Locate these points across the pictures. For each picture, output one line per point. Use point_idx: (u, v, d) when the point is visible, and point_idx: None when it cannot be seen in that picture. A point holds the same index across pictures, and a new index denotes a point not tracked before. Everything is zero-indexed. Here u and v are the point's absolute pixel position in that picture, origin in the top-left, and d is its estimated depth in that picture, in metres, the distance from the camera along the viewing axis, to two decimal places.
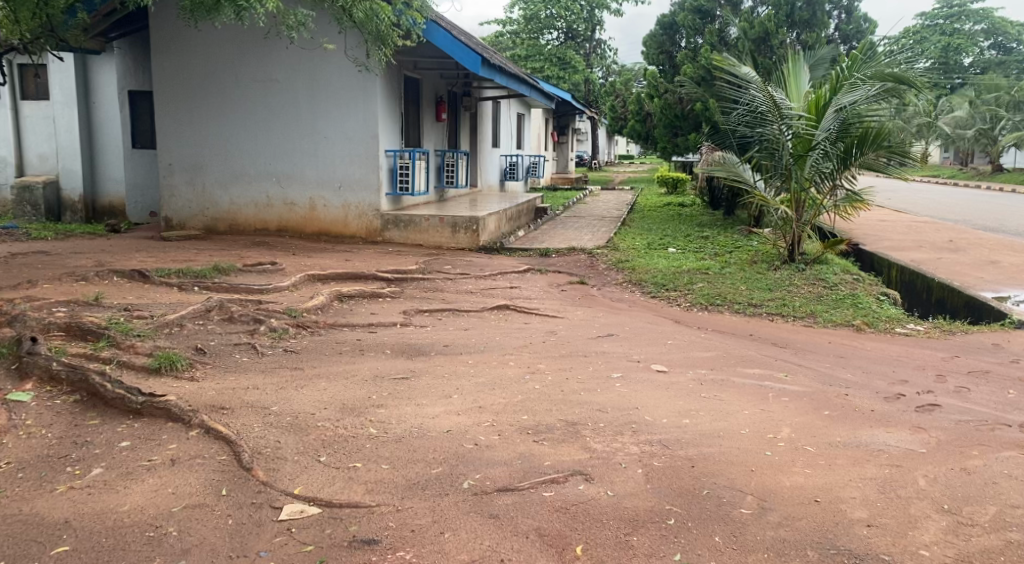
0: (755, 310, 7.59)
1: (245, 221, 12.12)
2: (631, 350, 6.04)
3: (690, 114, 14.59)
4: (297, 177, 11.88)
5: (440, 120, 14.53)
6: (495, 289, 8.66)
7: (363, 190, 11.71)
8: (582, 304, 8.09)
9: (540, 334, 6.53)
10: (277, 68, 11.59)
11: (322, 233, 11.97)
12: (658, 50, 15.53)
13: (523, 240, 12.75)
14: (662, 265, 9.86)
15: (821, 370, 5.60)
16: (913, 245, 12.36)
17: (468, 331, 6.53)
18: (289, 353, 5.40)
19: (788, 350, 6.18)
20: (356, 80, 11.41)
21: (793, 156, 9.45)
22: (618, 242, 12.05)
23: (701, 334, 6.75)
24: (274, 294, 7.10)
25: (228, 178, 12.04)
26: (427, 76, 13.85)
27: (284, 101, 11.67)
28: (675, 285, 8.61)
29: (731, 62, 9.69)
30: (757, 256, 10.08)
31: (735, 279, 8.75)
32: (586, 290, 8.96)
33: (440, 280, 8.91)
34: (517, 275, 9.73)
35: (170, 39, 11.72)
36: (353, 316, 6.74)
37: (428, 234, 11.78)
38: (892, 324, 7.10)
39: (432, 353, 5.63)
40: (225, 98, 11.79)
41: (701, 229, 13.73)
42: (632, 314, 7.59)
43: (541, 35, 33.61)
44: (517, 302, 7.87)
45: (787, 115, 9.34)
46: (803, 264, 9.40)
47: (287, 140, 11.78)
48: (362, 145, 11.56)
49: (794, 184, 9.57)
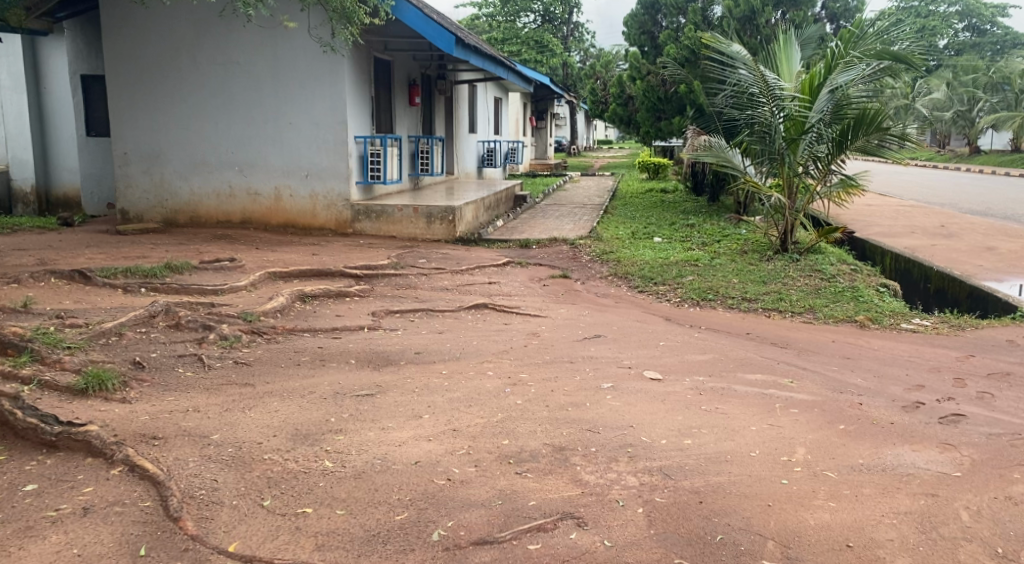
0: (751, 305, 7.11)
1: (207, 213, 11.44)
2: (621, 354, 5.52)
3: (674, 97, 14.07)
4: (262, 166, 11.22)
5: (414, 104, 13.91)
6: (472, 285, 8.10)
7: (332, 178, 11.09)
8: (565, 300, 7.57)
9: (521, 338, 5.99)
10: (238, 50, 10.91)
11: (289, 224, 11.34)
12: (639, 30, 14.94)
13: (502, 231, 12.18)
14: (649, 256, 9.35)
15: (829, 375, 5.11)
16: (905, 231, 11.95)
17: (442, 335, 5.98)
18: (240, 365, 4.81)
19: (791, 352, 5.69)
20: (321, 62, 10.75)
21: (785, 139, 8.97)
22: (601, 232, 11.53)
23: (695, 335, 6.25)
24: (230, 296, 6.49)
25: (188, 168, 11.35)
26: (398, 58, 13.23)
27: (246, 85, 11.00)
28: (664, 278, 8.11)
29: (720, 40, 9.15)
30: (747, 246, 9.58)
31: (726, 271, 8.25)
32: (569, 284, 8.43)
33: (415, 276, 8.33)
34: (495, 269, 9.18)
35: (121, 19, 10.98)
36: (317, 319, 6.15)
37: (401, 225, 11.19)
38: (897, 319, 6.64)
39: (403, 362, 5.08)
40: (182, 82, 11.09)
41: (685, 217, 13.25)
42: (620, 311, 7.07)
43: (518, 17, 32.99)
44: (496, 300, 7.33)
45: (779, 96, 8.83)
46: (797, 254, 8.88)
47: (250, 126, 11.12)
48: (330, 131, 10.94)
49: (786, 169, 9.08)
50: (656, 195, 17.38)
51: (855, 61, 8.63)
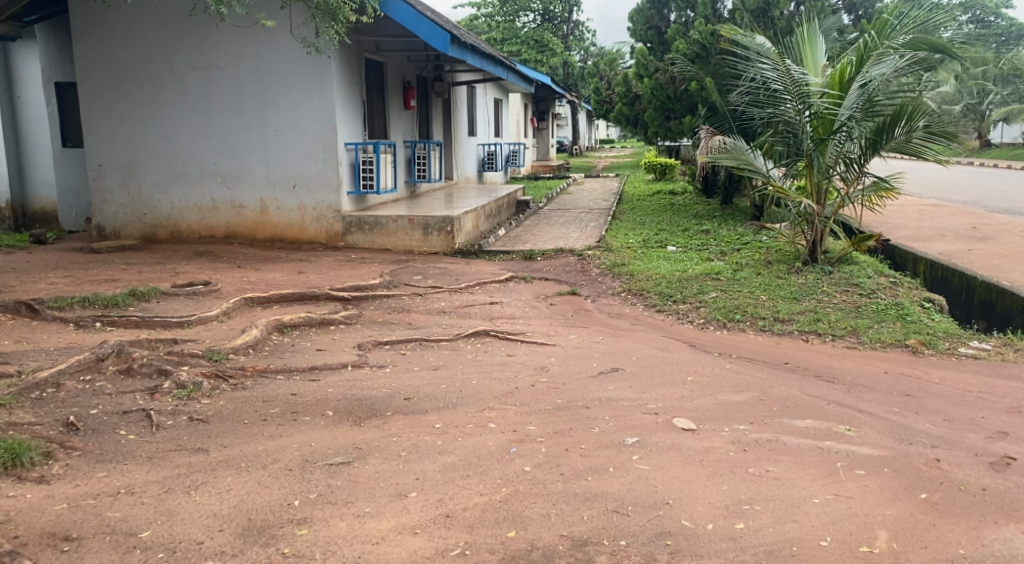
0: (784, 328, 6.36)
1: (188, 227, 10.70)
2: (644, 396, 4.76)
3: (684, 95, 13.29)
4: (245, 177, 10.48)
5: (409, 107, 13.15)
6: (472, 306, 7.35)
7: (321, 189, 10.35)
8: (576, 323, 6.84)
9: (528, 374, 5.23)
10: (218, 52, 10.18)
11: (276, 239, 10.60)
12: (645, 26, 14.17)
13: (505, 241, 11.43)
14: (664, 269, 8.57)
15: (891, 420, 4.36)
16: (934, 234, 11.18)
17: (437, 371, 5.22)
18: (195, 423, 4.02)
19: (839, 390, 4.93)
20: (306, 64, 10.03)
21: (812, 139, 8.17)
22: (610, 240, 10.77)
23: (725, 366, 5.48)
24: (197, 329, 5.73)
25: (167, 180, 10.62)
26: (390, 59, 12.46)
27: (228, 91, 10.27)
28: (684, 295, 7.34)
29: (739, 31, 8.34)
30: (771, 256, 8.78)
31: (752, 286, 7.49)
32: (579, 303, 7.67)
33: (409, 297, 7.58)
34: (497, 286, 8.43)
35: (93, 21, 10.27)
36: (296, 355, 5.41)
37: (396, 237, 10.44)
38: (954, 343, 5.88)
39: (389, 412, 4.31)
40: (159, 88, 10.36)
41: (698, 222, 12.49)
42: (637, 337, 6.32)
43: (517, 17, 32.25)
44: (499, 326, 6.59)
45: (807, 93, 8.00)
46: (829, 266, 8.09)
47: (232, 134, 10.39)
48: (318, 138, 10.20)
49: (814, 174, 8.28)
50: (664, 198, 16.62)
51: (889, 51, 7.88)
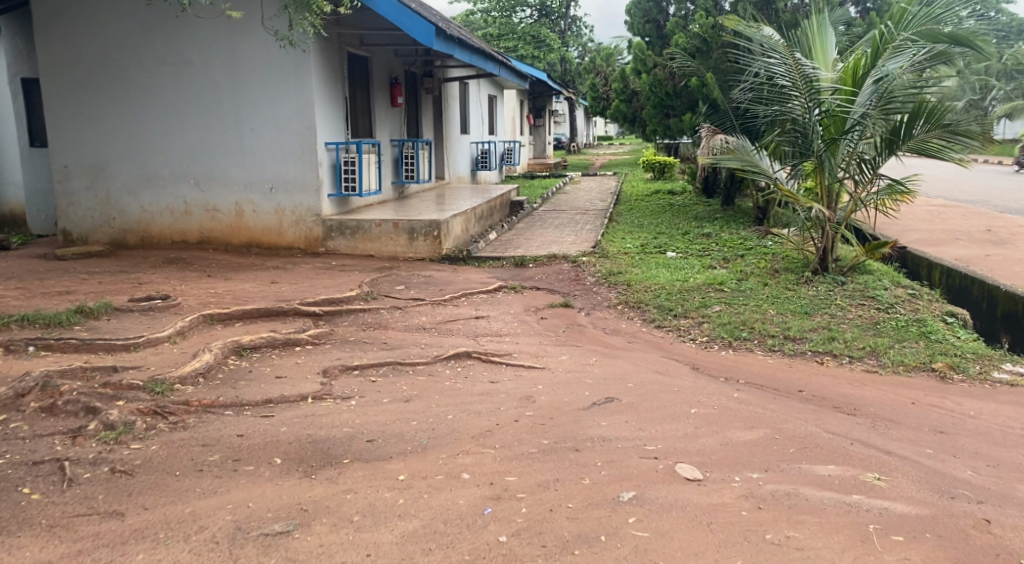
0: (795, 348, 5.78)
1: (159, 232, 10.10)
2: (642, 434, 4.18)
3: (684, 91, 12.70)
4: (220, 178, 9.89)
5: (396, 105, 12.55)
6: (455, 322, 6.76)
7: (300, 191, 9.76)
8: (568, 341, 6.27)
9: (511, 405, 4.65)
10: (189, 46, 9.58)
11: (253, 244, 10.01)
12: (643, 19, 13.60)
13: (496, 245, 10.84)
14: (664, 277, 7.99)
15: (927, 466, 3.80)
16: (949, 237, 10.60)
17: (409, 403, 4.64)
18: (117, 477, 3.42)
19: (862, 426, 4.36)
20: (284, 58, 9.45)
21: (823, 139, 7.59)
22: (607, 246, 10.18)
23: (732, 395, 4.91)
24: (145, 353, 5.16)
25: (137, 182, 10.01)
26: (376, 54, 11.85)
27: (200, 87, 9.67)
28: (685, 309, 6.76)
29: (744, 21, 7.77)
30: (778, 263, 8.20)
31: (758, 298, 6.91)
32: (572, 317, 7.08)
33: (387, 311, 6.99)
34: (485, 297, 7.85)
35: (56, 14, 9.66)
36: (251, 384, 4.84)
37: (380, 242, 9.85)
38: (985, 367, 5.31)
39: (346, 459, 3.73)
40: (127, 84, 9.76)
41: (699, 225, 11.91)
42: (635, 359, 5.74)
43: (514, 12, 31.65)
44: (484, 345, 6.02)
45: (817, 90, 7.47)
46: (841, 276, 7.50)
47: (205, 132, 9.79)
48: (296, 138, 9.61)
49: (825, 176, 7.69)
50: (663, 198, 16.05)
51: (908, 43, 7.32)
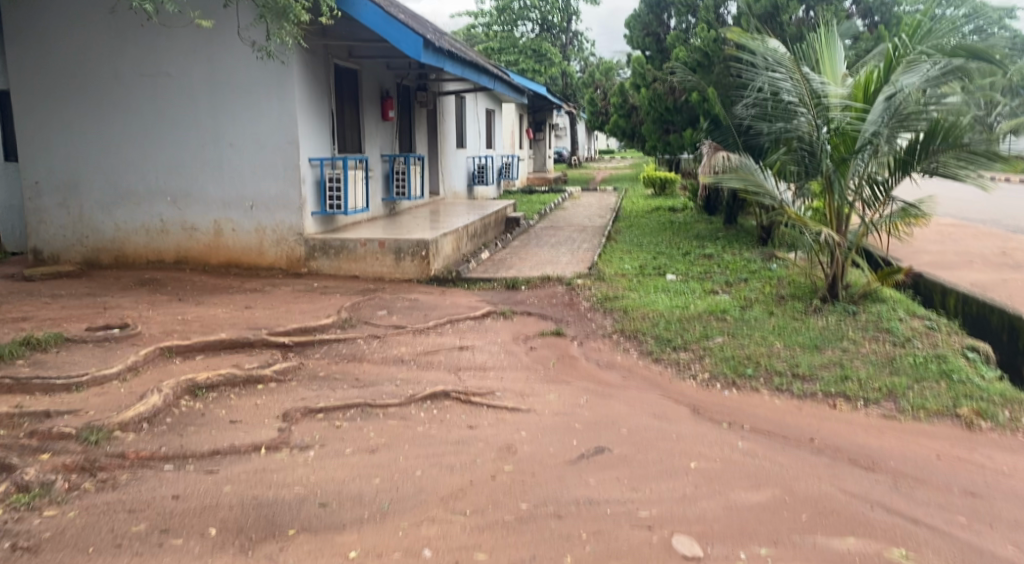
0: (804, 389, 5.27)
1: (134, 251, 9.66)
2: (634, 496, 3.68)
3: (684, 106, 12.27)
4: (197, 196, 9.44)
5: (387, 119, 12.10)
6: (437, 353, 6.27)
7: (282, 209, 9.30)
8: (558, 377, 5.77)
9: (489, 457, 4.15)
10: (166, 57, 9.17)
11: (232, 264, 9.54)
12: (643, 32, 13.18)
13: (488, 266, 10.36)
14: (663, 303, 7.50)
15: (960, 542, 3.31)
16: (964, 260, 10.09)
17: (374, 454, 4.15)
18: (17, 556, 2.95)
19: (883, 485, 3.86)
20: (264, 70, 9.02)
21: (832, 159, 7.11)
22: (604, 267, 9.70)
23: (735, 444, 4.41)
24: (88, 393, 4.69)
25: (112, 199, 9.59)
26: (367, 66, 11.46)
27: (177, 100, 9.24)
28: (685, 341, 6.28)
29: (748, 33, 7.32)
30: (784, 290, 7.71)
31: (763, 329, 6.41)
32: (563, 347, 6.59)
33: (365, 340, 6.50)
34: (472, 324, 7.36)
35: (30, 25, 9.35)
36: (201, 431, 4.36)
37: (365, 262, 9.37)
38: (1017, 414, 4.80)
39: (291, 530, 3.26)
40: (101, 96, 9.37)
41: (701, 245, 11.43)
42: (629, 398, 5.25)
43: (515, 26, 31.35)
44: (465, 381, 5.53)
45: (826, 106, 7.04)
46: (852, 304, 7.01)
47: (182, 148, 9.35)
48: (277, 153, 9.16)
49: (834, 198, 7.21)
50: (663, 215, 15.58)
51: (920, 58, 6.79)
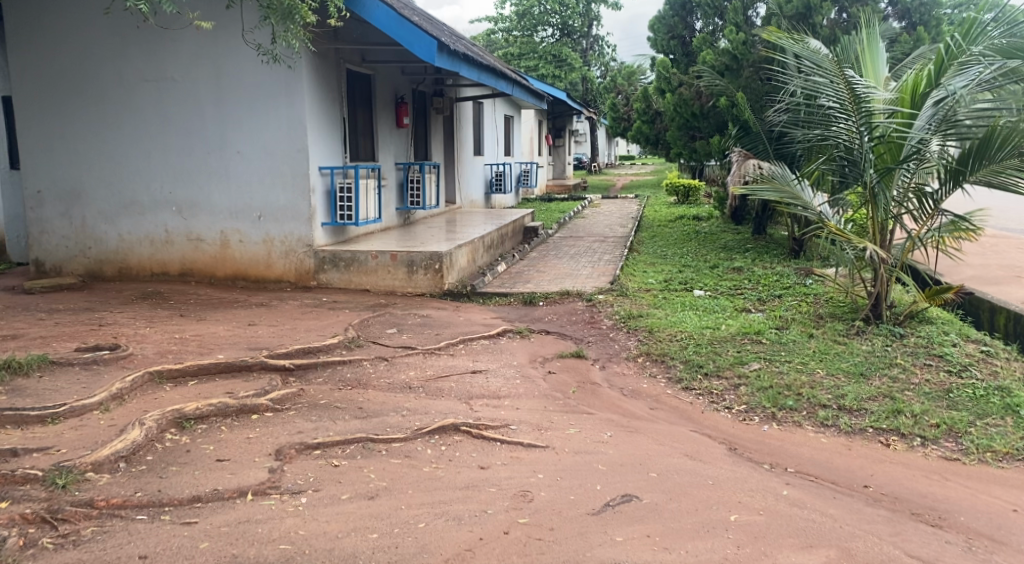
0: (852, 424, 4.76)
1: (138, 262, 9.31)
2: (666, 560, 3.21)
3: (712, 112, 11.76)
4: (203, 205, 9.08)
5: (402, 125, 11.69)
6: (448, 378, 5.81)
7: (290, 219, 8.91)
8: (579, 407, 5.29)
9: (502, 506, 3.69)
10: (171, 62, 8.83)
11: (239, 276, 9.16)
12: (667, 35, 12.76)
13: (505, 279, 9.90)
14: (691, 323, 7.02)
15: None
16: (1011, 275, 9.48)
17: (374, 501, 3.71)
18: None
19: (954, 548, 3.36)
20: (272, 74, 8.64)
21: (876, 169, 6.58)
22: (627, 281, 9.22)
23: (779, 490, 3.92)
24: (64, 426, 4.29)
25: (115, 209, 9.26)
26: (381, 71, 11.03)
27: (182, 106, 8.89)
28: (717, 366, 5.79)
29: (786, 32, 6.80)
30: (823, 309, 7.19)
31: (803, 354, 5.92)
32: (584, 372, 6.12)
33: (371, 363, 6.07)
34: (486, 343, 6.91)
35: (31, 29, 9.05)
36: (184, 471, 3.94)
37: (376, 276, 8.95)
38: None
39: None
40: (104, 103, 9.06)
41: (728, 257, 10.92)
42: (658, 433, 4.76)
43: (535, 31, 30.93)
44: (478, 412, 5.07)
45: (869, 111, 6.49)
46: (898, 326, 6.48)
47: (187, 155, 9.00)
48: (285, 161, 8.78)
49: (878, 212, 6.64)
50: (688, 224, 15.08)
51: (974, 60, 6.31)
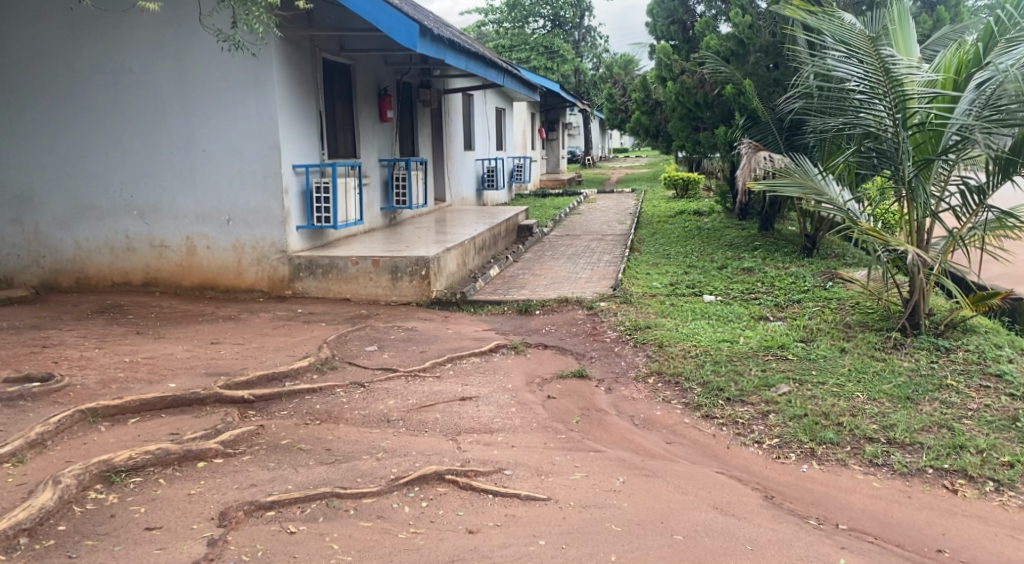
0: (907, 463, 4.03)
1: (96, 272, 8.55)
2: None
3: (716, 102, 11.01)
4: (166, 209, 8.31)
5: (386, 119, 10.90)
6: (434, 407, 5.07)
7: (262, 223, 8.14)
8: (585, 442, 4.55)
9: None
10: (128, 52, 8.04)
11: (207, 286, 8.40)
12: (667, 20, 11.98)
13: (498, 283, 9.14)
14: (707, 335, 6.28)
15: None
16: None
17: None
18: None
19: None
20: (238, 64, 7.86)
21: (913, 162, 5.83)
22: (631, 286, 8.47)
23: (834, 559, 3.21)
24: None
25: (70, 214, 8.49)
26: (360, 61, 10.22)
27: (141, 100, 8.11)
28: (742, 389, 5.04)
29: (809, 7, 6.02)
30: (851, 318, 6.45)
31: (837, 373, 5.19)
32: (587, 396, 5.38)
33: (346, 390, 5.32)
34: (477, 362, 6.16)
35: None
36: (103, 547, 3.20)
37: (357, 283, 8.19)
38: None
39: None
40: (57, 98, 8.28)
41: (736, 256, 10.18)
42: (679, 477, 4.02)
43: (526, 23, 30.18)
44: (467, 453, 4.32)
45: (906, 96, 5.71)
46: (940, 338, 5.76)
47: (148, 154, 8.22)
48: (255, 160, 8.00)
49: (916, 209, 5.87)
50: (689, 220, 14.34)
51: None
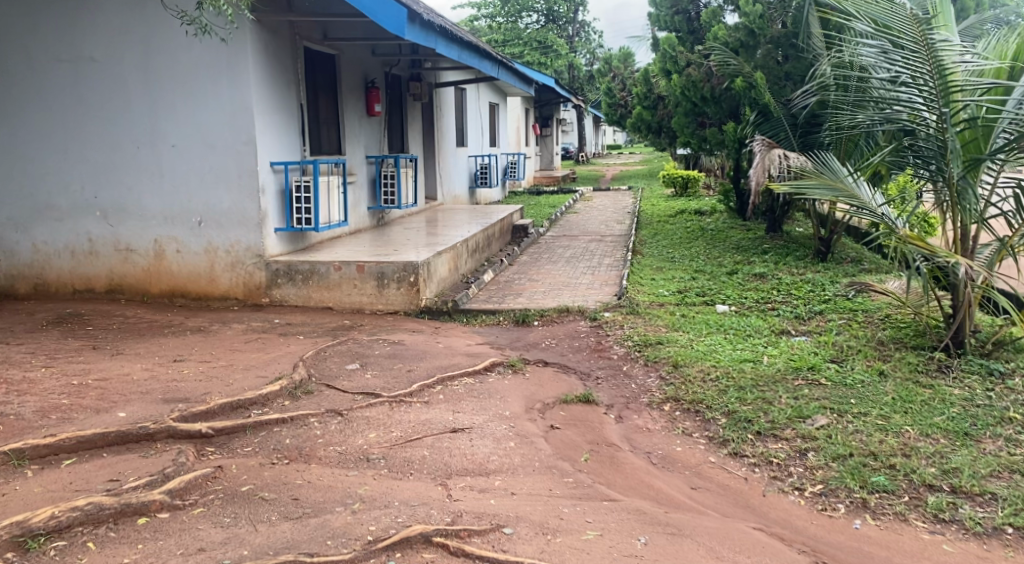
0: (981, 520, 3.43)
1: (57, 277, 7.86)
2: None
3: (724, 95, 10.38)
4: (132, 209, 7.62)
5: (373, 113, 10.22)
6: (421, 442, 4.42)
7: (236, 225, 7.46)
8: (595, 487, 3.91)
9: None
10: (89, 38, 7.35)
11: (177, 293, 7.72)
12: (670, 10, 11.37)
13: (493, 290, 8.48)
14: (727, 354, 5.63)
15: None
16: None
17: None
18: None
19: None
20: (209, 52, 7.18)
21: (961, 163, 5.21)
22: (636, 293, 7.83)
23: None
24: None
25: (28, 214, 7.79)
26: (345, 50, 9.54)
27: (104, 91, 7.42)
28: (773, 422, 4.41)
29: None
30: (885, 334, 5.83)
31: (880, 403, 4.56)
32: (596, 426, 4.75)
33: (321, 420, 4.67)
34: (471, 383, 5.51)
35: None
36: None
37: (340, 291, 7.53)
38: None
39: None
40: (13, 88, 7.59)
41: (745, 260, 9.55)
42: (712, 536, 3.40)
43: (519, 18, 29.51)
44: (459, 502, 3.68)
45: (954, 88, 5.08)
46: (990, 360, 5.15)
47: (111, 150, 7.53)
48: (228, 156, 7.32)
49: (962, 215, 5.26)
50: (692, 220, 13.71)
51: None
